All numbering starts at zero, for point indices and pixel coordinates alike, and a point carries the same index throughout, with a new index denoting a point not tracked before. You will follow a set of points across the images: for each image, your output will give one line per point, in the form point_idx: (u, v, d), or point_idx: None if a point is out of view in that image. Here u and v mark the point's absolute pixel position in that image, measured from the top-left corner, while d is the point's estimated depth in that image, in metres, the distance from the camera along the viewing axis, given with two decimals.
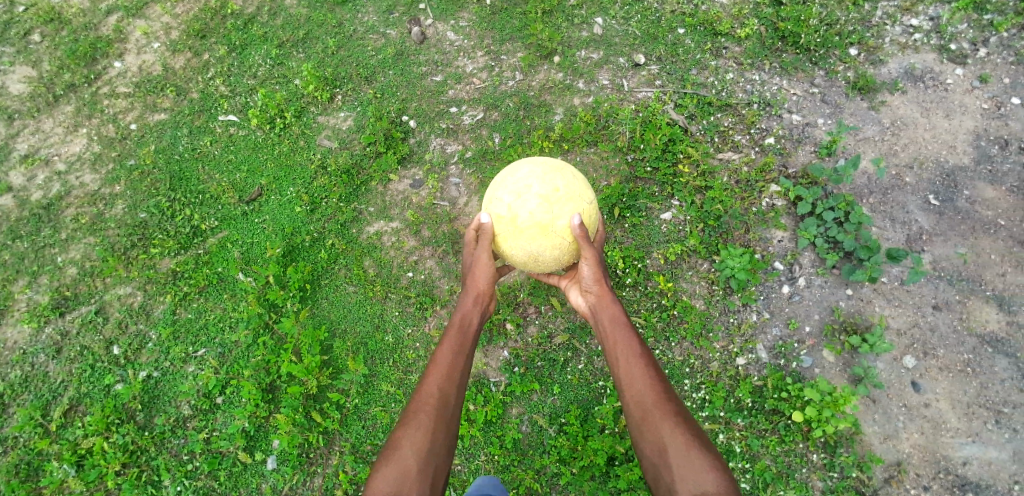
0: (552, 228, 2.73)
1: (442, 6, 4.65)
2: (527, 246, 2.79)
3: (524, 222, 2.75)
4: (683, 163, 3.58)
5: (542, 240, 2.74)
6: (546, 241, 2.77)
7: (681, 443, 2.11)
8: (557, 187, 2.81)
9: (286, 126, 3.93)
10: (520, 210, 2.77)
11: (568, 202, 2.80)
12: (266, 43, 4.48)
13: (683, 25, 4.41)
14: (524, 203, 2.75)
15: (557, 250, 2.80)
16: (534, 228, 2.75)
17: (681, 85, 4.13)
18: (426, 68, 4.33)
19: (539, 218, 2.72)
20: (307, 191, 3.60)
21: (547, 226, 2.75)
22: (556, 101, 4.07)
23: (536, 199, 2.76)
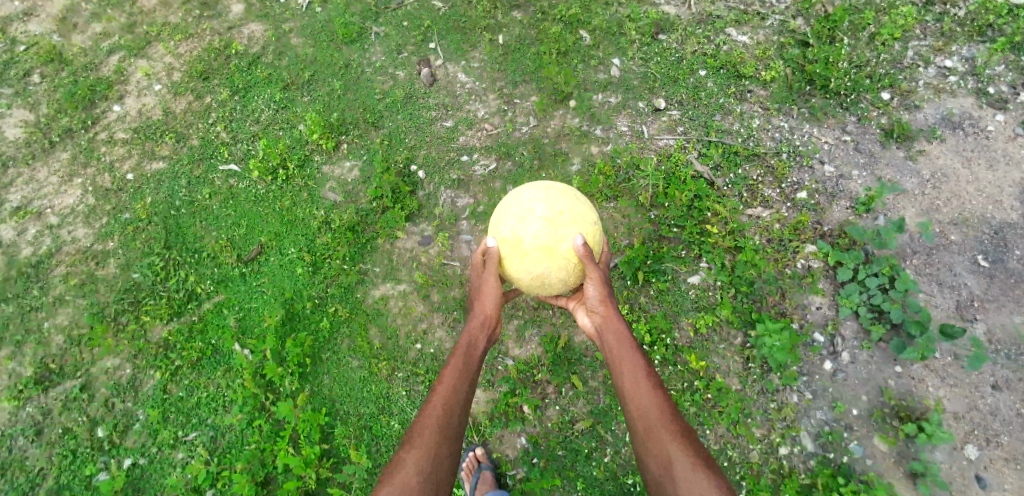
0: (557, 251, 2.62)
1: (454, 45, 4.50)
2: (532, 270, 2.67)
3: (528, 245, 2.63)
4: (711, 221, 3.36)
5: (548, 264, 2.61)
6: (551, 266, 2.65)
7: (687, 467, 2.11)
8: (561, 210, 2.69)
9: (288, 178, 3.72)
10: (523, 232, 2.65)
11: (573, 224, 2.68)
12: (270, 84, 4.29)
13: (704, 67, 4.23)
14: (527, 226, 2.62)
15: (562, 273, 2.68)
16: (538, 251, 2.63)
17: (705, 131, 3.91)
18: (436, 113, 4.13)
19: (544, 242, 2.60)
20: (308, 251, 3.39)
21: (551, 250, 2.63)
22: (574, 150, 3.84)
23: (540, 221, 2.65)
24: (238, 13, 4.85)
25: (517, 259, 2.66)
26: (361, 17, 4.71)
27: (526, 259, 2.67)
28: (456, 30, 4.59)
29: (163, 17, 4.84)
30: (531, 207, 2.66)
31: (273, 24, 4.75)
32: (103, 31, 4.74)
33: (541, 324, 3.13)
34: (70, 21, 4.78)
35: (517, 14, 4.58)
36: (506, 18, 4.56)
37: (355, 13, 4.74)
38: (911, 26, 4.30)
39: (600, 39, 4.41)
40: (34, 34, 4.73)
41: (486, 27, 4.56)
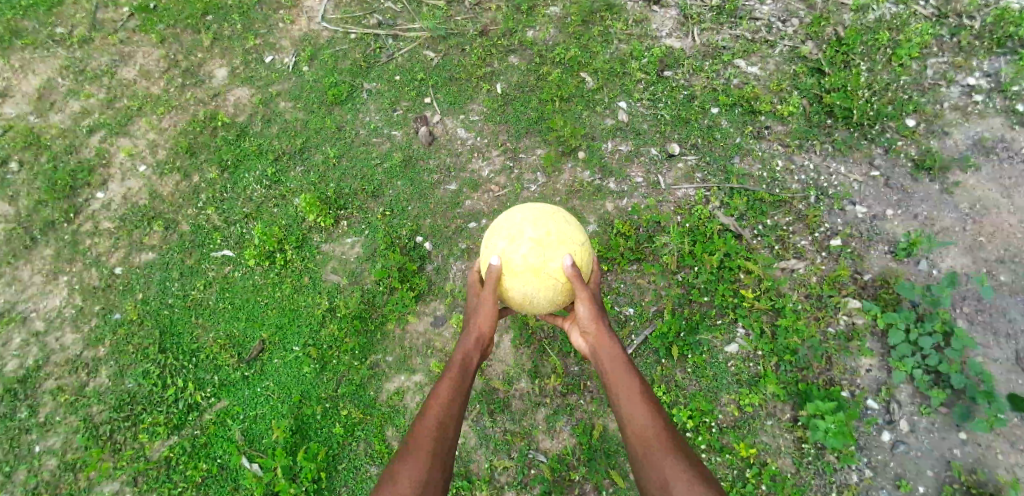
0: (546, 271, 2.65)
1: (450, 98, 4.30)
2: (520, 290, 2.70)
3: (518, 266, 2.66)
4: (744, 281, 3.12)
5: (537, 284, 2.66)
6: (539, 286, 2.68)
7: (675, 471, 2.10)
8: (550, 231, 2.74)
9: (286, 261, 3.48)
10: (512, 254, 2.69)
11: (562, 245, 2.73)
12: (260, 157, 4.08)
13: (716, 105, 4.02)
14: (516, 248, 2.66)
15: (551, 292, 2.72)
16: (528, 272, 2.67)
17: (725, 177, 3.66)
18: (437, 176, 3.89)
19: (533, 262, 2.64)
20: (315, 345, 3.17)
21: (540, 272, 2.66)
22: (586, 208, 3.62)
23: (530, 242, 2.69)
24: (224, 78, 4.66)
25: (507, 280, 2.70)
26: (352, 75, 4.53)
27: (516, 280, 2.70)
28: (452, 81, 4.40)
29: (145, 88, 4.63)
30: (520, 228, 2.71)
31: (261, 88, 4.56)
32: (82, 109, 4.52)
33: (571, 411, 2.93)
34: (48, 99, 4.57)
35: (515, 59, 4.42)
36: (502, 65, 4.40)
37: (346, 71, 4.56)
38: (928, 42, 4.07)
39: (603, 80, 4.22)
40: (9, 117, 4.50)
41: (483, 76, 4.37)
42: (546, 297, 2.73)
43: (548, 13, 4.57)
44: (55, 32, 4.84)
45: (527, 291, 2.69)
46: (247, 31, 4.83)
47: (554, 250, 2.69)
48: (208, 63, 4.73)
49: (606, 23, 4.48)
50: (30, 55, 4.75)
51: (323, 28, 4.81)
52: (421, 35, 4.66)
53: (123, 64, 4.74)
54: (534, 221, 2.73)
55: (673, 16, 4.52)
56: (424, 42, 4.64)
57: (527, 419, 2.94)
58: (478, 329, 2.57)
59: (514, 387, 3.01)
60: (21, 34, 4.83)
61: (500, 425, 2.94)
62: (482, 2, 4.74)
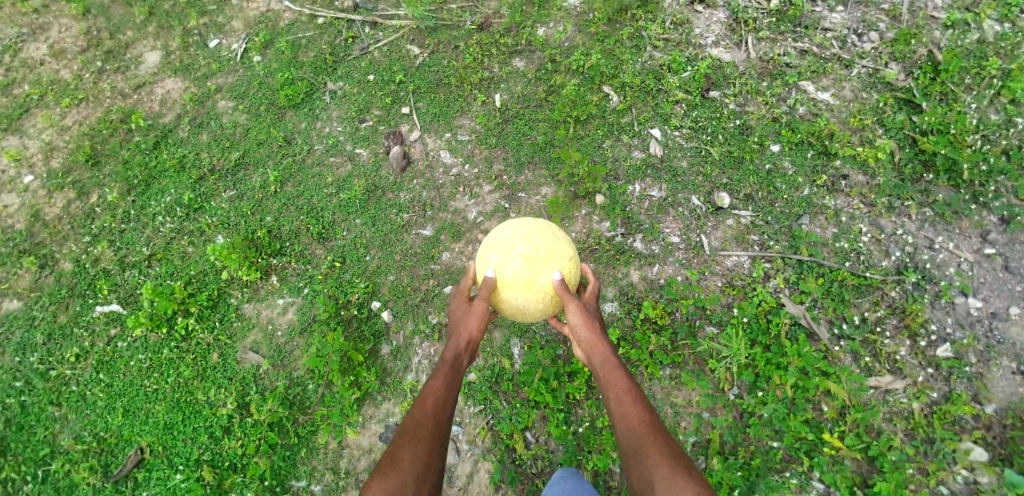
0: (536, 282, 2.09)
1: (435, 109, 3.36)
2: (509, 310, 2.17)
3: (503, 282, 2.11)
4: (828, 412, 2.25)
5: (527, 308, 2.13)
6: (531, 302, 2.12)
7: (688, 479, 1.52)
8: (545, 248, 2.16)
9: (189, 330, 2.59)
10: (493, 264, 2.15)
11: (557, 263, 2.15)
12: (181, 174, 3.15)
13: (778, 140, 3.10)
14: (504, 271, 2.11)
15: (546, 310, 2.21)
16: (513, 284, 2.11)
17: (791, 244, 2.72)
18: (408, 216, 2.95)
19: (523, 287, 2.10)
20: (212, 465, 2.32)
21: (530, 288, 2.10)
22: (604, 275, 2.68)
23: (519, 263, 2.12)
24: (153, 64, 3.70)
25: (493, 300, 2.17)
26: (313, 70, 3.57)
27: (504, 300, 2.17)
28: (438, 87, 3.44)
29: (52, 71, 3.67)
30: (508, 247, 2.12)
31: (197, 80, 3.60)
32: None
33: None
34: None
35: (520, 63, 3.48)
36: (504, 70, 3.45)
37: (306, 65, 3.59)
38: None
39: (631, 99, 3.28)
40: None
41: (478, 82, 3.42)
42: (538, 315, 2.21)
43: (566, 6, 3.63)
44: None
45: (516, 305, 2.14)
46: (190, 7, 3.87)
47: (546, 262, 2.12)
48: (137, 43, 3.77)
49: (638, 24, 3.53)
50: None
51: (284, 8, 3.85)
52: (405, 24, 3.69)
53: (31, 38, 3.78)
54: (525, 239, 2.14)
55: (722, 20, 3.57)
56: (408, 33, 3.67)
57: None
58: (463, 329, 2.02)
59: None
60: None
61: None
62: None
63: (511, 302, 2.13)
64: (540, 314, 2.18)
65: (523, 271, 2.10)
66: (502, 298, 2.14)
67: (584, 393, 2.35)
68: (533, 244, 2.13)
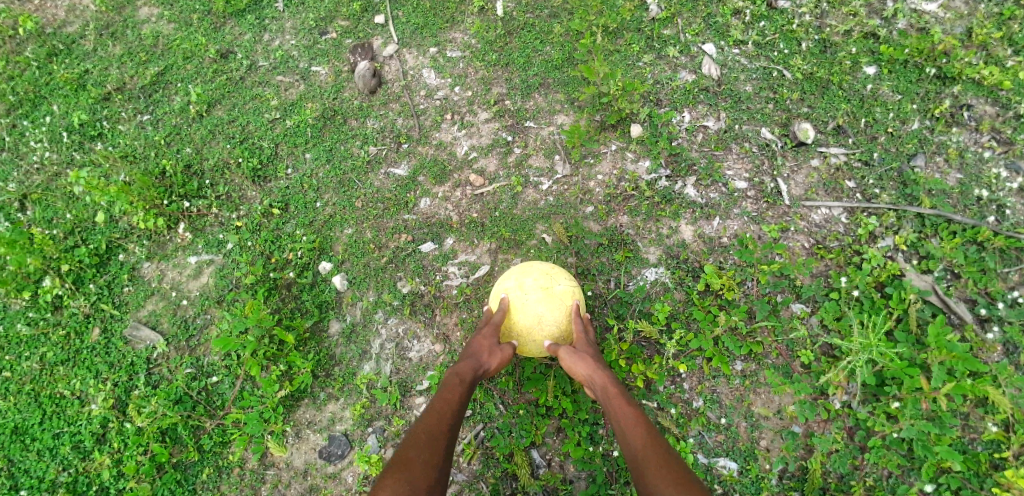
0: (554, 285, 1.58)
1: (418, 19, 2.56)
2: (520, 326, 1.56)
3: (517, 296, 1.57)
4: (992, 434, 1.49)
5: (546, 328, 1.55)
6: (551, 308, 1.56)
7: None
8: (563, 271, 1.68)
9: (59, 295, 1.85)
10: (501, 282, 1.65)
11: (578, 287, 1.65)
12: (78, 94, 2.38)
13: (874, 60, 2.31)
14: (519, 284, 1.58)
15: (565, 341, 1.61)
16: (524, 293, 1.58)
17: (905, 192, 1.95)
18: (377, 150, 2.18)
19: (540, 300, 1.56)
20: (71, 491, 1.59)
21: (550, 288, 1.57)
22: (642, 232, 1.92)
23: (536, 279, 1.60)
24: None
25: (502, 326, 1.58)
26: None
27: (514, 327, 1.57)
28: None
29: None
30: (522, 263, 1.65)
31: None
32: None
33: None
34: None
35: None
36: None
37: None
38: None
39: (677, 7, 2.48)
40: None
41: None
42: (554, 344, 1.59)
43: None
44: None
45: (529, 318, 1.55)
46: None
47: (565, 274, 1.65)
48: None
49: None
50: None
51: None
52: None
53: None
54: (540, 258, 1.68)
55: None
56: None
57: None
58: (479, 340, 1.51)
59: None
60: None
61: None
62: None
63: (526, 313, 1.55)
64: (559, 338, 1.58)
65: (536, 274, 1.60)
66: (511, 310, 1.57)
67: None
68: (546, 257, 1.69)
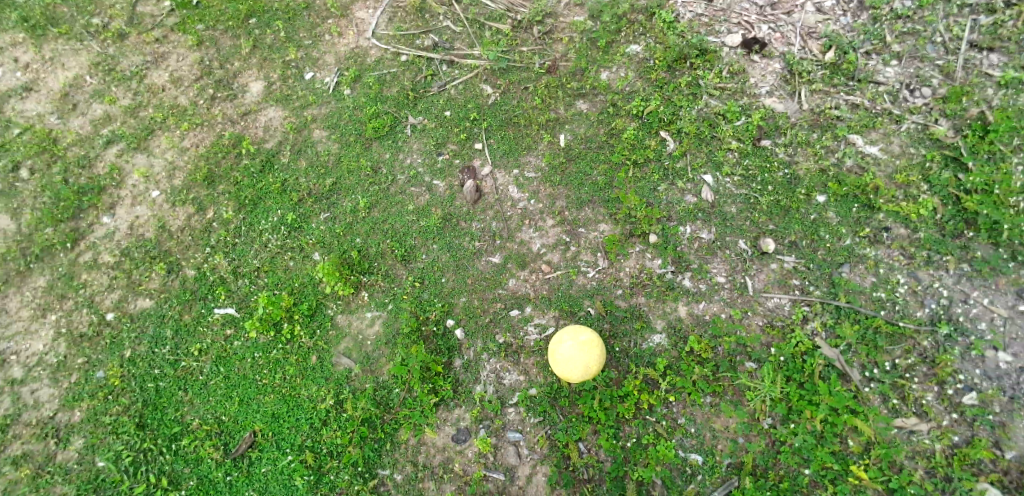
0: (578, 336, 2.67)
1: (505, 146, 3.73)
2: (562, 361, 2.64)
3: (559, 345, 2.67)
4: (852, 444, 2.49)
5: (576, 362, 2.61)
6: (577, 349, 2.63)
7: None
8: (587, 329, 2.75)
9: (293, 334, 3.00)
10: (552, 339, 2.77)
11: (595, 337, 2.71)
12: (283, 197, 3.59)
13: (824, 192, 3.29)
14: (559, 339, 2.69)
15: (591, 371, 2.65)
16: (562, 343, 2.67)
17: (831, 290, 2.95)
18: (480, 244, 3.32)
19: (571, 346, 2.63)
20: (313, 451, 2.69)
21: (576, 337, 2.66)
22: (653, 309, 2.98)
23: (569, 335, 2.69)
24: (257, 94, 4.21)
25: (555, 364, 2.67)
26: (395, 105, 3.99)
27: (561, 363, 2.66)
28: (508, 125, 3.81)
29: (172, 97, 4.25)
30: (562, 328, 2.76)
31: (296, 110, 4.08)
32: (104, 115, 4.21)
33: None
34: (72, 99, 4.33)
35: (583, 106, 3.83)
36: (568, 111, 3.80)
37: (390, 101, 4.02)
38: None
39: (686, 145, 3.54)
40: (30, 115, 4.29)
41: (546, 123, 3.77)
42: (584, 372, 2.64)
43: (628, 52, 3.97)
44: (90, 22, 4.69)
45: (567, 357, 2.63)
46: (289, 41, 4.42)
47: (587, 330, 2.72)
48: (244, 74, 4.33)
49: (696, 73, 3.80)
50: (62, 46, 4.60)
51: (372, 47, 4.33)
52: (479, 65, 4.11)
53: (153, 66, 4.46)
54: (574, 324, 2.78)
55: (778, 69, 3.83)
56: (481, 73, 4.08)
57: None
58: None
59: None
60: (57, 21, 4.71)
61: None
62: (551, 32, 4.18)
63: (564, 354, 2.64)
64: (587, 367, 2.63)
65: (569, 331, 2.70)
66: (556, 354, 2.67)
67: (632, 414, 2.63)
68: (577, 322, 2.79)
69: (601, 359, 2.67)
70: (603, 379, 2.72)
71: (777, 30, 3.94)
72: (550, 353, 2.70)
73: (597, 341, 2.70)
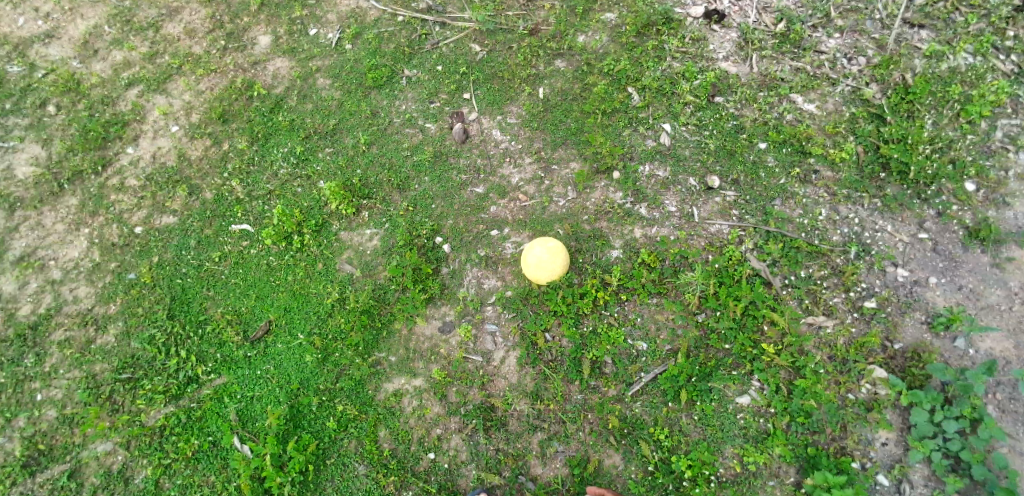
0: (547, 244, 3.14)
1: (490, 96, 4.18)
2: (532, 265, 3.13)
3: (529, 252, 3.15)
4: (767, 331, 3.02)
5: (543, 265, 3.11)
6: (545, 255, 3.11)
7: None
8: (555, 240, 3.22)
9: (302, 245, 3.47)
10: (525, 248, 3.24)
11: (561, 246, 3.19)
12: (291, 133, 4.01)
13: (765, 139, 3.78)
14: (531, 247, 3.16)
15: (555, 273, 3.15)
16: (533, 250, 3.14)
17: (763, 218, 3.48)
18: (466, 177, 3.79)
19: (540, 252, 3.11)
20: (320, 336, 3.17)
21: (545, 245, 3.13)
22: (613, 231, 3.48)
23: (539, 244, 3.16)
24: (265, 46, 4.55)
25: (526, 267, 3.17)
26: (393, 59, 4.42)
27: (531, 266, 3.15)
28: (493, 79, 4.27)
29: (187, 47, 4.54)
30: (535, 239, 3.22)
31: (301, 61, 4.44)
32: (124, 60, 4.47)
33: (567, 440, 2.89)
34: (92, 46, 4.54)
35: (561, 64, 4.30)
36: (547, 68, 4.27)
37: (387, 55, 4.44)
38: (1003, 101, 3.65)
39: (649, 99, 4.03)
40: (52, 59, 4.49)
41: (526, 77, 4.23)
42: (550, 274, 3.14)
43: (603, 19, 4.44)
44: None
45: (535, 261, 3.12)
46: (294, 0, 4.75)
47: (554, 240, 3.19)
48: (252, 29, 4.64)
49: (662, 38, 4.28)
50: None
51: (372, 7, 4.72)
52: (469, 26, 4.55)
53: (169, 18, 4.69)
54: (544, 236, 3.24)
55: (733, 38, 4.26)
56: (470, 34, 4.53)
57: (522, 441, 2.91)
58: None
59: (512, 407, 2.98)
60: None
61: (494, 443, 2.91)
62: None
63: (533, 258, 3.12)
64: (553, 270, 3.13)
65: (539, 241, 3.17)
66: (527, 259, 3.15)
67: (591, 309, 3.16)
68: (547, 235, 3.24)
69: (564, 264, 3.17)
70: (567, 282, 3.22)
71: (736, 3, 4.40)
72: (523, 258, 3.19)
73: (562, 249, 3.18)
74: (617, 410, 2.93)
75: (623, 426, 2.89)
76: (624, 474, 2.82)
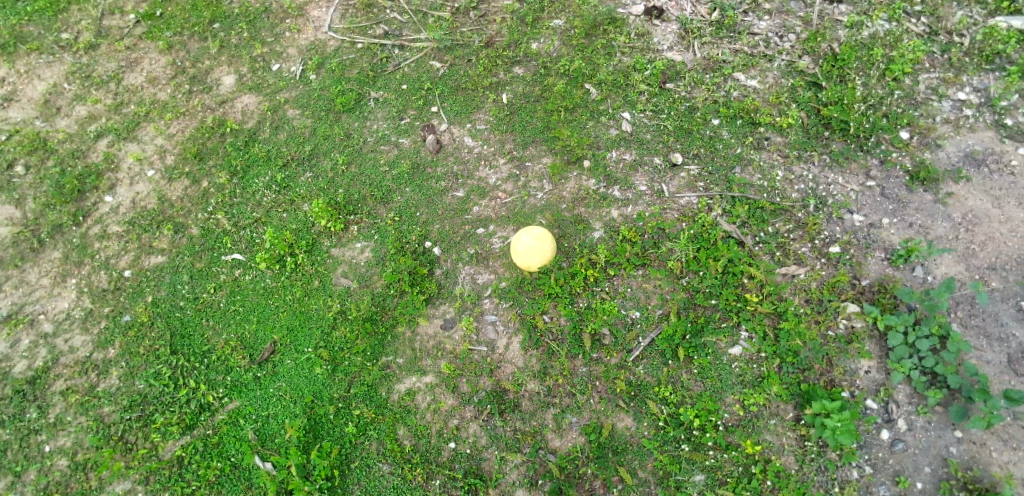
0: (533, 232, 3.32)
1: (457, 107, 4.37)
2: (522, 253, 3.30)
3: (518, 241, 3.32)
4: (746, 285, 3.26)
5: (532, 251, 3.28)
6: (533, 242, 3.29)
7: None
8: (539, 228, 3.40)
9: (296, 265, 3.57)
10: (513, 239, 3.41)
11: (546, 232, 3.37)
12: (269, 163, 4.11)
13: (717, 116, 4.07)
14: (519, 237, 3.33)
15: (544, 257, 3.32)
16: (522, 239, 3.31)
17: (727, 186, 3.74)
18: (446, 183, 3.94)
19: (528, 240, 3.29)
20: (327, 348, 3.27)
21: (532, 233, 3.31)
22: (592, 214, 3.69)
23: (526, 233, 3.34)
24: (230, 85, 4.64)
25: (516, 255, 3.33)
26: (358, 83, 4.57)
27: (521, 254, 3.31)
28: (458, 91, 4.47)
29: (152, 94, 4.59)
30: (522, 229, 3.40)
31: (268, 95, 4.54)
32: (89, 114, 4.49)
33: (580, 411, 3.05)
34: (54, 104, 4.55)
35: (519, 70, 4.53)
36: (507, 76, 4.49)
37: (352, 80, 4.59)
38: (920, 58, 4.02)
39: (606, 92, 4.28)
40: (15, 121, 4.47)
41: (489, 86, 4.45)
42: (538, 259, 3.31)
43: (552, 26, 4.71)
44: (58, 37, 4.90)
45: (525, 249, 3.29)
46: (253, 39, 4.87)
47: (539, 228, 3.37)
48: (215, 70, 4.72)
49: (609, 36, 4.57)
50: (35, 60, 4.78)
51: (330, 38, 4.87)
52: (427, 45, 4.75)
53: (130, 69, 4.74)
54: (529, 226, 3.42)
55: (675, 30, 4.58)
56: (429, 52, 4.73)
57: (537, 418, 3.05)
58: None
59: (523, 388, 3.12)
60: (25, 39, 4.89)
61: (511, 425, 3.04)
62: (486, 15, 4.88)
63: (522, 245, 3.29)
64: (541, 255, 3.31)
65: (526, 230, 3.35)
66: (517, 248, 3.32)
67: (583, 287, 3.35)
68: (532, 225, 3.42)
69: (551, 249, 3.35)
70: (557, 266, 3.40)
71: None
72: (512, 249, 3.35)
73: (547, 236, 3.36)
74: (622, 375, 3.11)
75: (630, 389, 3.07)
76: (636, 434, 2.98)
